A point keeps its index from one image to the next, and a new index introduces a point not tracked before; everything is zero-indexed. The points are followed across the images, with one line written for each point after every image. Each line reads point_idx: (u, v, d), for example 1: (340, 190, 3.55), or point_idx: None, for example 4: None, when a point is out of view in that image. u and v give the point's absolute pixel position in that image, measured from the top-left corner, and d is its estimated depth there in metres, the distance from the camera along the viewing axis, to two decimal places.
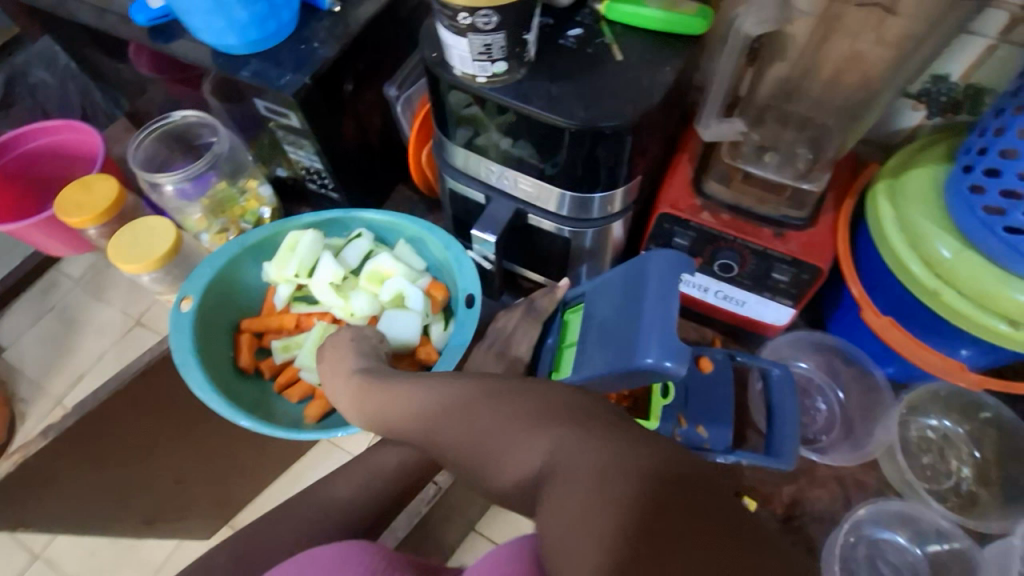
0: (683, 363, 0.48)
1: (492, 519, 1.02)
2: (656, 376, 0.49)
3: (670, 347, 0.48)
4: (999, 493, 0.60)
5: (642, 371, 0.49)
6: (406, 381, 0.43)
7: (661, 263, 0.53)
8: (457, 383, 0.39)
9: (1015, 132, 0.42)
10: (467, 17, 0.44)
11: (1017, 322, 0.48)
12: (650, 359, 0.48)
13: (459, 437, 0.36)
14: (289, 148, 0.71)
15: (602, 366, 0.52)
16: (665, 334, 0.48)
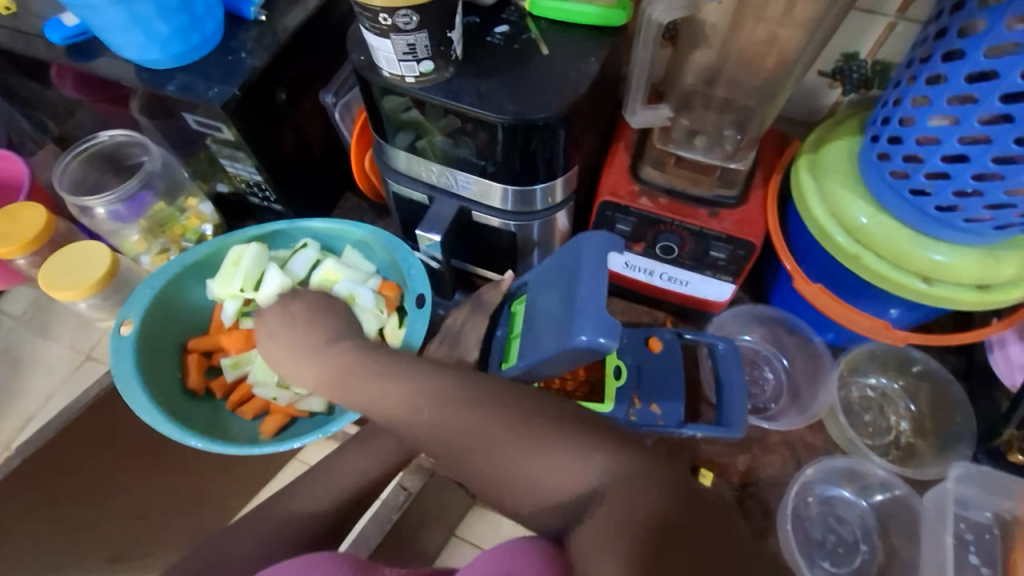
0: (616, 337, 0.49)
1: (475, 522, 1.02)
2: (593, 352, 0.50)
3: (604, 323, 0.49)
4: (934, 442, 0.64)
5: (580, 349, 0.50)
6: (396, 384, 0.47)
7: (592, 244, 0.54)
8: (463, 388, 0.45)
9: (911, 100, 0.44)
10: (388, 18, 0.44)
11: (931, 280, 0.51)
12: (585, 337, 0.49)
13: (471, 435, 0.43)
14: (226, 162, 0.69)
15: (543, 349, 0.53)
16: (599, 311, 0.50)
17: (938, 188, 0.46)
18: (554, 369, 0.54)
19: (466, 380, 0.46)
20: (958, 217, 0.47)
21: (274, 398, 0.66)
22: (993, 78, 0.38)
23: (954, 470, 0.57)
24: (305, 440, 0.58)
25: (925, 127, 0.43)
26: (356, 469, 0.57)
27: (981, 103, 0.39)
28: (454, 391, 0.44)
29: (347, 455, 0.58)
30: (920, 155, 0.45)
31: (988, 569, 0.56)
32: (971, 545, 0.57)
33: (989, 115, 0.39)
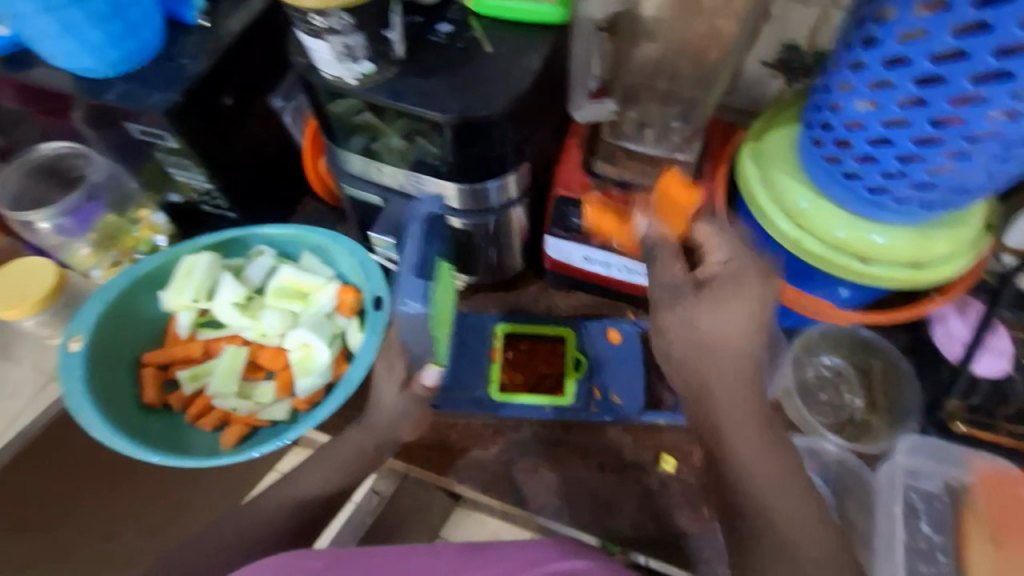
0: (421, 299, 0.56)
1: (458, 523, 1.05)
2: (418, 318, 0.55)
3: (413, 287, 0.57)
4: (887, 417, 0.66)
5: (407, 319, 0.56)
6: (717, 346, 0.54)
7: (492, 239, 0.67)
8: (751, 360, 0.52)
9: (838, 87, 0.46)
10: (318, 18, 0.45)
11: (868, 261, 0.53)
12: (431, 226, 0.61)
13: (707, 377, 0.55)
14: (175, 170, 0.67)
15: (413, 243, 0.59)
16: (410, 278, 0.57)
17: (868, 171, 0.47)
18: (422, 352, 0.56)
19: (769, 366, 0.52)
20: (889, 198, 0.49)
21: (234, 409, 0.66)
22: (907, 63, 0.40)
23: (903, 443, 0.60)
24: (265, 448, 0.58)
25: (852, 112, 0.45)
26: (318, 477, 0.57)
27: (898, 87, 0.41)
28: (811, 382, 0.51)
29: (307, 466, 0.58)
30: (850, 139, 0.47)
31: (940, 536, 0.58)
32: (922, 514, 0.59)
33: (908, 98, 0.41)
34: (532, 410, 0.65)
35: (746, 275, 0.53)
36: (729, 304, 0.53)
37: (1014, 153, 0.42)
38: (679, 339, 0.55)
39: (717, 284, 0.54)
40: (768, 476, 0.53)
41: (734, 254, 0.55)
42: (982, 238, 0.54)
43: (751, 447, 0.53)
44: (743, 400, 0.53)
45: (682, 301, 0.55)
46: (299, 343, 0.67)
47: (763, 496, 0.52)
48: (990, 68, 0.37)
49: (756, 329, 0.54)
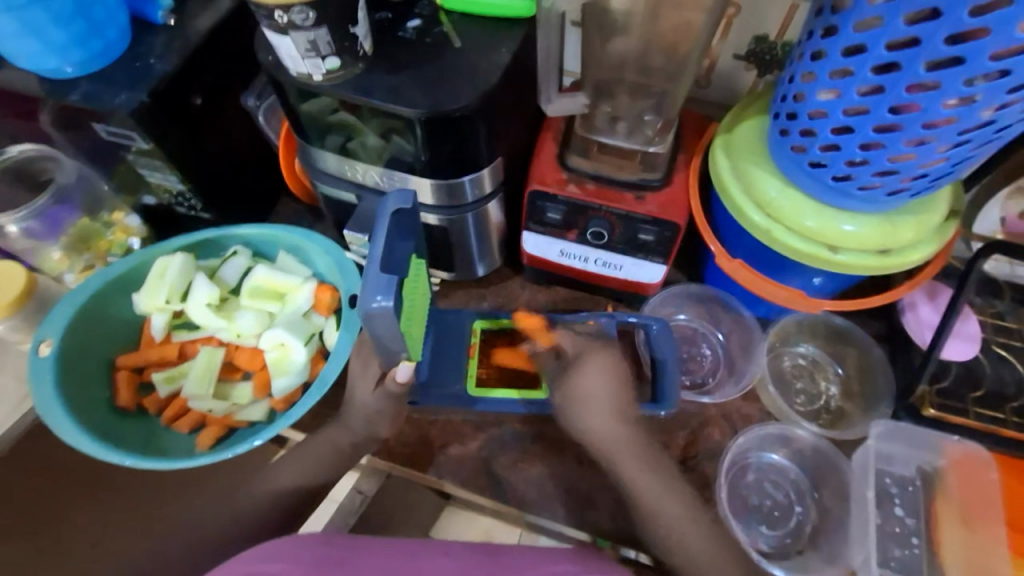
0: (392, 295, 0.43)
1: (449, 521, 1.05)
2: (389, 318, 0.44)
3: (383, 281, 0.44)
4: (861, 403, 0.67)
5: (375, 319, 0.44)
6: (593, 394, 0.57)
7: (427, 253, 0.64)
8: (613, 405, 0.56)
9: (800, 77, 0.46)
10: (283, 14, 0.44)
11: (836, 249, 0.54)
12: (399, 211, 0.49)
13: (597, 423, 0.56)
14: (146, 172, 0.67)
15: (383, 223, 0.47)
16: (377, 270, 0.44)
17: (832, 160, 0.48)
18: (395, 352, 0.50)
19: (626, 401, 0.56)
20: (853, 186, 0.50)
21: (210, 410, 0.66)
22: (864, 51, 0.40)
23: (875, 429, 0.61)
24: (238, 449, 0.57)
25: (815, 102, 0.46)
26: (293, 476, 0.57)
27: (857, 76, 0.42)
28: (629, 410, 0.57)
29: (282, 466, 0.57)
30: (814, 128, 0.47)
31: (913, 519, 0.60)
32: (897, 498, 0.61)
33: (867, 86, 0.42)
34: (505, 404, 0.64)
35: (599, 353, 0.59)
36: (606, 395, 0.56)
37: (970, 139, 0.42)
38: (576, 418, 0.57)
39: (592, 378, 0.57)
40: (699, 538, 0.51)
41: (586, 346, 0.60)
42: (946, 225, 0.55)
43: (672, 503, 0.52)
44: (647, 462, 0.54)
45: (568, 385, 0.58)
46: (275, 343, 0.66)
47: (684, 558, 0.51)
48: (943, 54, 0.37)
49: (634, 406, 0.57)
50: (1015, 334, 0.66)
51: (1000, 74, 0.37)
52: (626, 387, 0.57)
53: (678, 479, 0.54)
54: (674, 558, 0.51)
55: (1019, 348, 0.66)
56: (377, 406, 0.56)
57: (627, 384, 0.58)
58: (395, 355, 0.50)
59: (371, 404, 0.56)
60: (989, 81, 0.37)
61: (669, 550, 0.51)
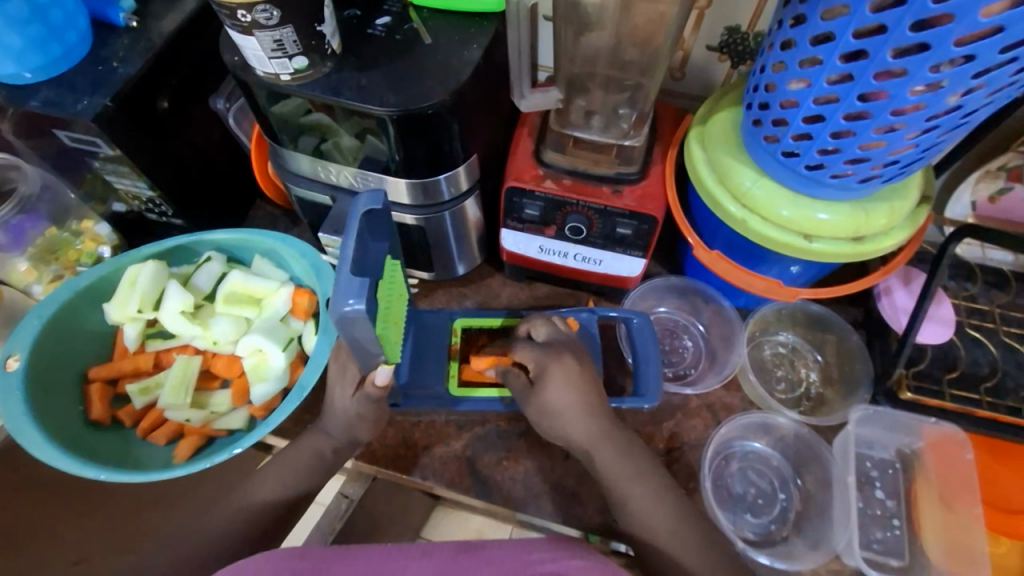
0: (364, 298, 0.42)
1: (439, 521, 1.05)
2: (364, 321, 0.43)
3: (355, 284, 0.42)
4: (841, 389, 0.68)
5: (351, 322, 0.43)
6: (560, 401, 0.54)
7: None
8: (583, 409, 0.54)
9: (771, 67, 0.47)
10: (246, 14, 0.43)
11: (811, 238, 0.54)
12: (371, 210, 0.48)
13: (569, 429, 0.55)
14: (113, 178, 0.65)
15: (352, 223, 0.46)
16: (350, 272, 0.43)
17: (804, 148, 0.48)
18: (372, 356, 0.49)
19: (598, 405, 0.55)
20: (826, 174, 0.50)
21: (187, 420, 0.64)
22: (832, 40, 0.40)
23: (855, 414, 0.62)
24: (217, 459, 0.56)
25: (786, 91, 0.46)
26: (274, 485, 0.56)
27: (826, 64, 0.42)
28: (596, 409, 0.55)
29: (263, 475, 0.56)
30: (785, 118, 0.47)
31: (893, 501, 0.62)
32: (877, 481, 0.63)
33: (836, 75, 0.42)
34: (489, 404, 0.63)
35: (560, 361, 0.56)
36: (568, 404, 0.54)
37: (938, 125, 0.43)
38: (550, 429, 0.56)
39: (553, 391, 0.55)
40: (672, 536, 0.50)
41: (545, 356, 0.57)
42: (918, 211, 0.56)
43: (644, 501, 0.51)
44: (620, 462, 0.53)
45: (533, 399, 0.56)
46: (252, 349, 0.65)
47: (659, 555, 0.50)
48: (909, 41, 0.37)
49: (604, 407, 0.55)
50: (987, 316, 0.67)
51: (965, 60, 0.37)
52: (593, 391, 0.55)
53: (656, 472, 0.54)
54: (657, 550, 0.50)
55: (992, 330, 0.67)
56: (357, 410, 0.55)
57: (594, 388, 0.56)
58: (373, 358, 0.50)
59: (350, 408, 0.56)
60: (954, 67, 0.37)
61: (649, 543, 0.51)
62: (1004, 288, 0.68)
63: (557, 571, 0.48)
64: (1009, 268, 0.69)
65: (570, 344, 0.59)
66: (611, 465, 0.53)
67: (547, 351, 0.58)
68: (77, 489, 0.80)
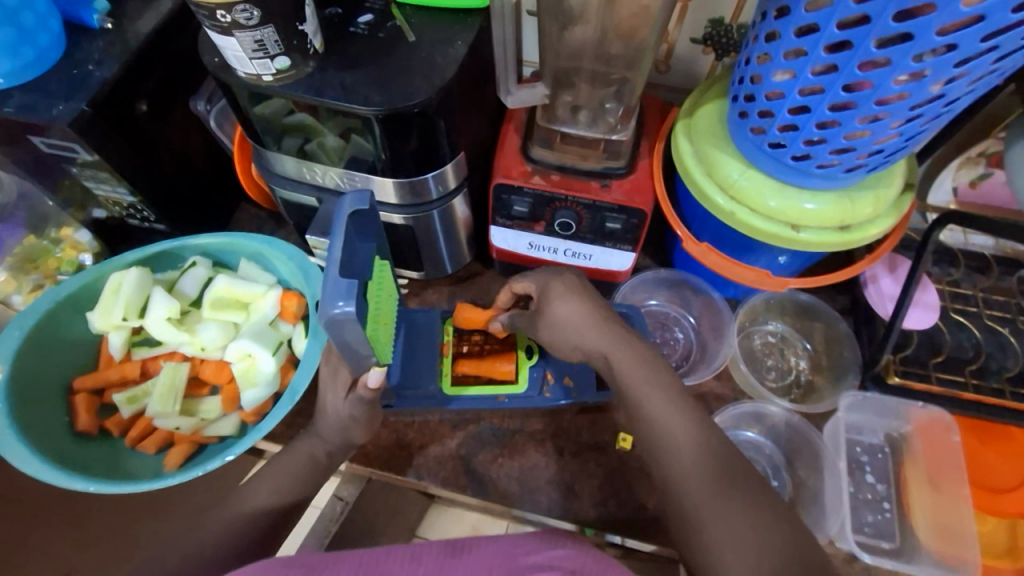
0: (354, 299, 0.42)
1: (435, 520, 1.05)
2: (353, 324, 0.43)
3: (343, 286, 0.42)
4: (830, 376, 0.69)
5: (340, 325, 0.43)
6: (567, 308, 0.54)
7: None
8: (593, 317, 0.54)
9: (756, 56, 0.47)
10: (226, 14, 0.43)
11: (799, 226, 0.54)
12: (359, 212, 0.48)
13: (579, 339, 0.54)
14: (92, 185, 0.64)
15: (337, 223, 0.46)
16: (337, 274, 0.43)
17: (790, 140, 0.49)
18: (363, 358, 0.49)
19: (607, 314, 0.54)
20: (812, 164, 0.50)
21: (177, 428, 0.63)
22: (817, 31, 0.40)
23: (846, 400, 0.64)
24: (209, 466, 0.55)
25: (771, 83, 0.46)
26: (268, 490, 0.55)
27: (811, 55, 0.42)
28: (606, 318, 0.54)
29: (257, 482, 0.56)
30: (771, 109, 0.48)
31: (883, 485, 0.63)
32: (867, 465, 0.64)
33: (821, 66, 0.42)
34: (482, 402, 0.63)
35: (562, 278, 0.56)
36: (574, 313, 0.54)
37: (921, 113, 0.43)
38: (564, 345, 0.55)
39: (560, 301, 0.54)
40: (687, 437, 0.47)
41: (547, 277, 0.57)
42: (903, 198, 0.56)
43: (659, 404, 0.48)
44: (633, 363, 0.51)
45: (543, 316, 0.56)
46: (240, 352, 0.64)
47: (672, 455, 0.46)
48: (892, 31, 0.37)
49: (614, 318, 0.54)
50: (971, 300, 0.69)
51: (947, 49, 0.37)
52: (598, 304, 0.55)
53: (672, 379, 0.50)
54: (669, 449, 0.46)
55: (975, 313, 0.68)
56: (350, 412, 0.54)
57: (602, 302, 0.56)
58: (365, 360, 0.49)
59: (343, 410, 0.55)
60: (937, 56, 0.38)
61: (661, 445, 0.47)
62: (986, 272, 0.70)
63: (545, 563, 0.48)
64: (990, 252, 0.70)
65: (572, 270, 0.60)
66: (624, 367, 0.51)
67: (552, 271, 0.58)
68: (66, 502, 0.78)
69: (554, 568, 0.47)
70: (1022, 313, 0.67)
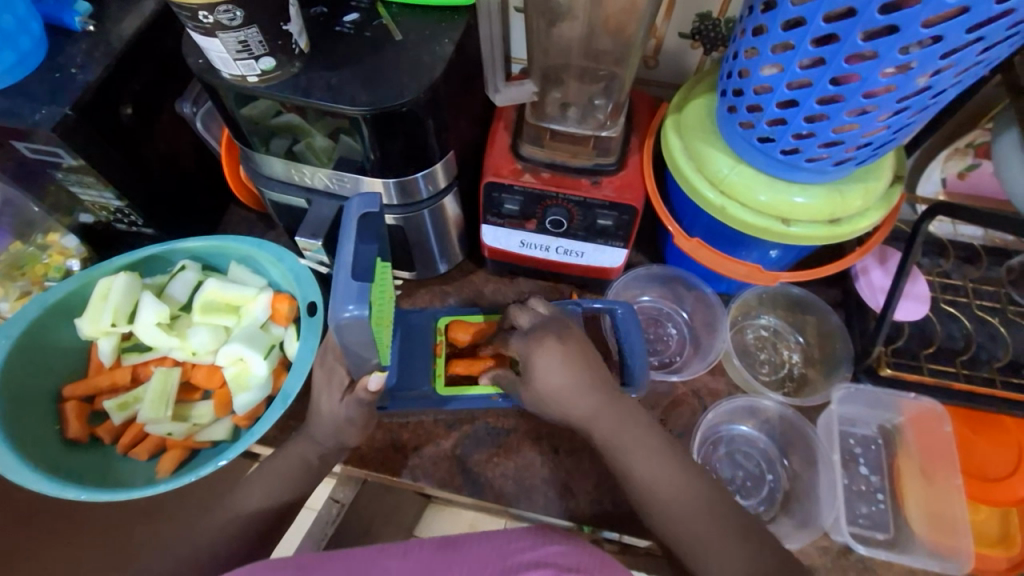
0: (366, 303, 0.42)
1: (433, 519, 1.05)
2: (363, 327, 0.43)
3: (354, 290, 0.42)
4: (823, 369, 0.69)
5: (348, 329, 0.43)
6: (552, 384, 0.53)
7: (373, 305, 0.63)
8: (579, 391, 0.53)
9: (744, 53, 0.47)
10: (208, 15, 0.42)
11: (789, 223, 0.55)
12: (365, 215, 0.48)
13: (566, 411, 0.54)
14: (77, 190, 0.63)
15: (344, 229, 0.46)
16: (348, 276, 0.43)
17: (779, 133, 0.49)
18: (366, 360, 0.48)
19: (594, 382, 0.53)
20: (801, 158, 0.50)
21: (169, 434, 0.63)
22: (803, 24, 0.40)
23: (838, 393, 0.64)
24: (202, 472, 0.55)
25: (759, 78, 0.46)
26: (262, 494, 0.55)
27: (799, 49, 0.42)
28: (592, 388, 0.53)
29: (249, 485, 0.55)
30: (760, 104, 0.48)
31: (877, 476, 0.64)
32: (861, 457, 0.65)
33: (808, 59, 0.42)
34: (476, 402, 0.63)
35: (544, 345, 0.54)
36: (557, 383, 0.53)
37: (908, 106, 0.43)
38: (549, 411, 0.55)
39: (544, 372, 0.53)
40: (677, 492, 0.50)
41: (530, 345, 0.55)
42: (892, 190, 0.56)
43: (646, 468, 0.51)
44: (620, 431, 0.52)
45: (527, 383, 0.55)
46: (232, 355, 0.64)
47: (665, 516, 0.50)
48: (879, 24, 0.37)
49: (600, 381, 0.53)
50: (961, 291, 0.69)
51: (933, 41, 0.37)
52: (584, 367, 0.53)
53: (656, 436, 0.53)
54: (659, 511, 0.50)
55: (965, 304, 0.68)
56: (346, 414, 0.54)
57: (589, 363, 0.54)
58: (366, 363, 0.49)
59: (337, 413, 0.55)
60: (923, 48, 0.38)
61: (651, 506, 0.50)
62: (976, 262, 0.70)
63: (541, 560, 0.48)
64: (980, 243, 0.71)
65: (557, 319, 0.58)
66: (612, 437, 0.53)
67: (535, 328, 0.56)
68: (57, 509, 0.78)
69: (550, 565, 0.47)
70: (1011, 303, 0.68)
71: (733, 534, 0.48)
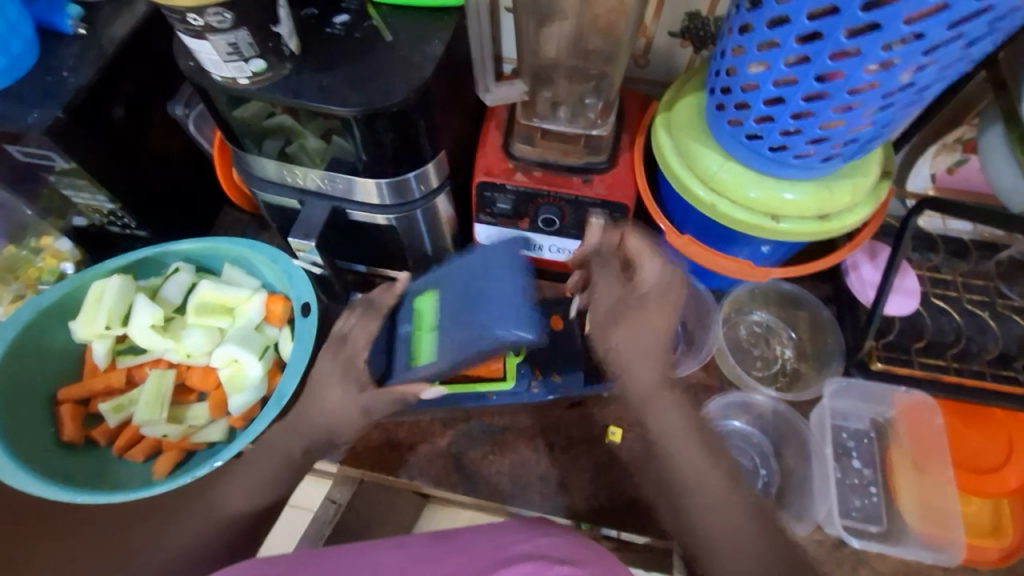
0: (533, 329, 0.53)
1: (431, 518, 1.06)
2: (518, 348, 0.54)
3: (525, 316, 0.54)
4: (814, 363, 0.69)
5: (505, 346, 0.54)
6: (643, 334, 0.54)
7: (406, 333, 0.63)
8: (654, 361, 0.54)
9: (731, 51, 0.47)
10: (198, 18, 0.43)
11: (781, 219, 0.55)
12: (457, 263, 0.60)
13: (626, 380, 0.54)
14: (70, 193, 0.63)
15: (473, 267, 0.58)
16: (515, 305, 0.54)
17: (767, 131, 0.49)
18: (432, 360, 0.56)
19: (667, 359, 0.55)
20: (789, 155, 0.51)
21: (164, 435, 0.63)
22: (787, 23, 0.41)
23: (830, 386, 0.65)
24: (197, 473, 0.55)
25: (746, 75, 0.47)
26: (253, 494, 0.55)
27: (784, 47, 0.42)
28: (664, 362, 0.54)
29: (240, 483, 0.55)
30: (747, 101, 0.48)
31: (869, 470, 0.64)
32: (854, 451, 0.65)
33: (793, 57, 0.42)
34: (470, 399, 0.63)
35: (658, 283, 0.55)
36: (642, 335, 0.54)
37: (894, 102, 0.44)
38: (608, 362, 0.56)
39: (633, 318, 0.55)
40: (703, 487, 0.50)
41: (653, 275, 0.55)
42: (881, 186, 0.57)
43: (690, 457, 0.51)
44: (673, 415, 0.53)
45: (600, 331, 0.56)
46: (228, 355, 0.64)
47: (701, 503, 0.50)
48: (861, 22, 0.38)
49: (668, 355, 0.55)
50: (950, 285, 0.69)
51: (915, 37, 0.38)
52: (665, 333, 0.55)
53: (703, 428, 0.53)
54: (692, 499, 0.50)
55: (955, 298, 0.69)
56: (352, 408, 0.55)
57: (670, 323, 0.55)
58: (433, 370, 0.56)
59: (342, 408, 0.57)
60: (906, 45, 0.38)
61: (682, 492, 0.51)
62: (965, 257, 0.71)
63: (534, 551, 0.47)
64: (969, 237, 0.71)
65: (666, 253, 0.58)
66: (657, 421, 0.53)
67: (630, 274, 0.57)
68: None
69: (543, 556, 0.46)
70: (1000, 296, 0.68)
71: (746, 519, 0.49)
